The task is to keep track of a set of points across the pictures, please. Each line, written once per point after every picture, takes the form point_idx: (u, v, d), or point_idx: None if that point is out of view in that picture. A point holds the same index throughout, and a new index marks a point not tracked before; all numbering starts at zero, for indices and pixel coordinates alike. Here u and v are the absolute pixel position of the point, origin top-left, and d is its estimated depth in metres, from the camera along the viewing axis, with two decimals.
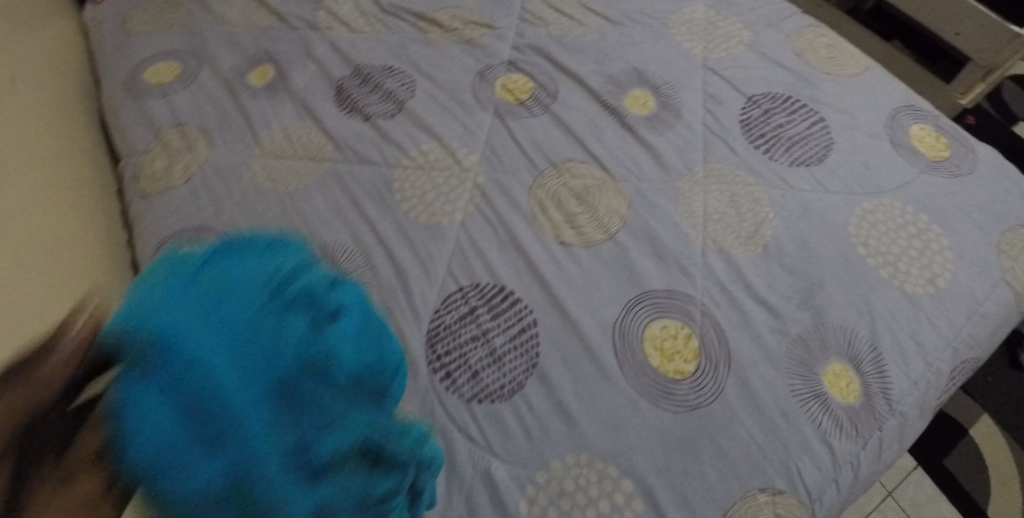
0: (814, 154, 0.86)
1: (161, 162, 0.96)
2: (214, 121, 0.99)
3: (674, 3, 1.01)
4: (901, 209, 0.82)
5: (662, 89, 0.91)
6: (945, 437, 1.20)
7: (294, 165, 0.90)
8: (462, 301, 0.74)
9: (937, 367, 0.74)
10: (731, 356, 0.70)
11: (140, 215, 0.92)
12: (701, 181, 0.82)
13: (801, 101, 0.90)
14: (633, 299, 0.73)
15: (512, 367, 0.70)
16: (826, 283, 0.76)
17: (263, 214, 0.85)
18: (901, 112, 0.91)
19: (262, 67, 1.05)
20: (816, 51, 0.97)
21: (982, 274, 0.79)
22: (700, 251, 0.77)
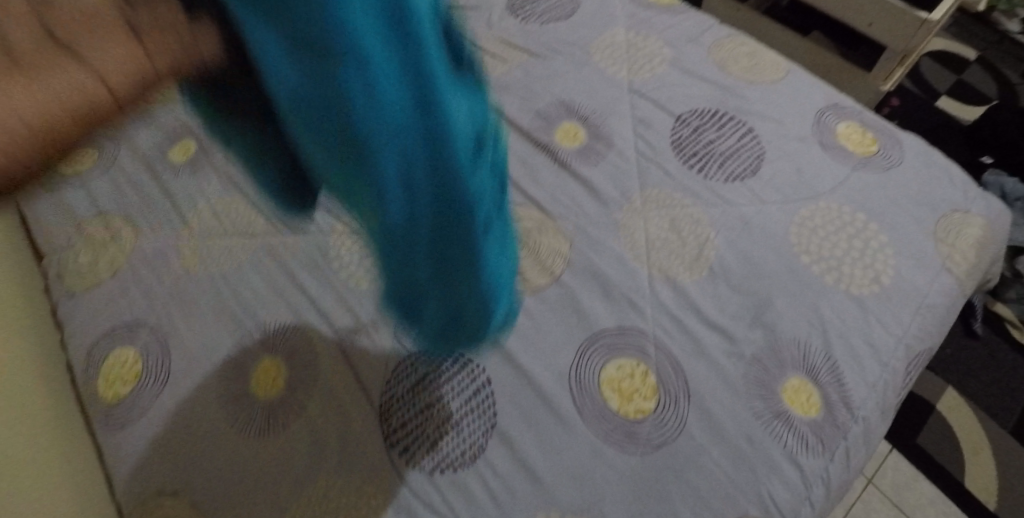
0: (746, 167, 0.85)
1: (85, 257, 0.93)
2: (137, 207, 0.96)
3: (594, 28, 1.01)
4: (838, 209, 0.81)
5: (591, 119, 0.91)
6: (914, 418, 1.21)
7: (226, 245, 0.88)
8: (413, 370, 0.73)
9: (892, 366, 0.73)
10: (689, 388, 0.70)
11: (69, 315, 0.89)
12: (640, 209, 0.82)
13: (727, 113, 0.90)
14: (584, 343, 0.73)
15: (469, 432, 0.70)
16: (775, 298, 0.75)
17: (197, 302, 0.84)
18: (826, 111, 0.90)
19: (182, 142, 1.01)
20: (736, 61, 0.96)
21: (922, 267, 0.78)
22: (646, 282, 0.77)
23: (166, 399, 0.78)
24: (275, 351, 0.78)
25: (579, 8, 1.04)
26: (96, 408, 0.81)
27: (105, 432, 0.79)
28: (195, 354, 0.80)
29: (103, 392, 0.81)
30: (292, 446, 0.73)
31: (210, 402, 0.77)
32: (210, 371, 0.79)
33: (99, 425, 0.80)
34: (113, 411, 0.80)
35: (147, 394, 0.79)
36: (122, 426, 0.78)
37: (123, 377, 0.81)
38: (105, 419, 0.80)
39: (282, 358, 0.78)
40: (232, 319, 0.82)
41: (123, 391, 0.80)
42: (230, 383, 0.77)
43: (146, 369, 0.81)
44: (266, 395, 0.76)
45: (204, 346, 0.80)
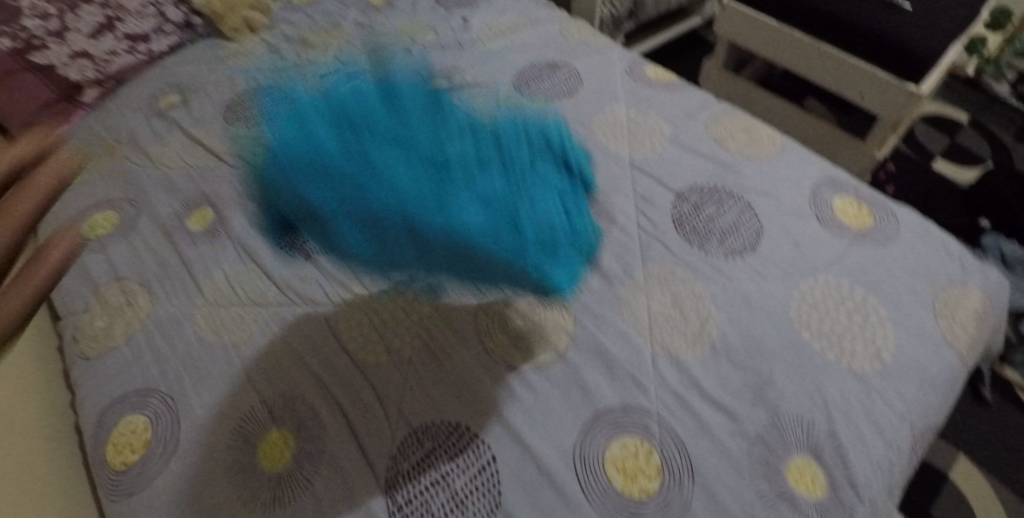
0: (746, 242, 0.87)
1: (101, 321, 0.94)
2: (153, 273, 0.98)
3: (596, 105, 1.06)
4: (835, 285, 0.82)
5: (595, 194, 0.94)
6: (925, 491, 1.14)
7: (238, 313, 0.90)
8: (419, 445, 0.75)
9: (896, 445, 0.73)
10: (693, 467, 0.70)
11: (82, 379, 0.90)
12: (643, 285, 0.84)
13: (727, 189, 0.93)
14: (589, 420, 0.74)
15: (474, 509, 0.70)
16: (776, 375, 0.76)
17: (208, 370, 0.85)
18: (821, 187, 0.93)
19: (200, 210, 1.05)
20: (734, 137, 1.00)
21: (922, 341, 0.79)
22: (649, 358, 0.78)
23: (174, 469, 0.78)
24: (284, 423, 0.79)
25: (582, 86, 1.09)
26: (104, 475, 0.81)
27: (111, 500, 0.79)
28: (203, 425, 0.80)
29: (111, 459, 0.81)
30: None
31: (216, 474, 0.77)
32: (217, 442, 0.79)
33: (106, 494, 0.80)
34: (120, 479, 0.80)
35: (153, 464, 0.79)
36: (127, 496, 0.78)
37: (133, 445, 0.81)
38: (112, 487, 0.80)
39: (290, 431, 0.78)
40: (240, 389, 0.82)
41: (132, 459, 0.80)
42: (237, 454, 0.77)
43: (155, 438, 0.81)
44: (272, 469, 0.76)
45: (212, 416, 0.81)
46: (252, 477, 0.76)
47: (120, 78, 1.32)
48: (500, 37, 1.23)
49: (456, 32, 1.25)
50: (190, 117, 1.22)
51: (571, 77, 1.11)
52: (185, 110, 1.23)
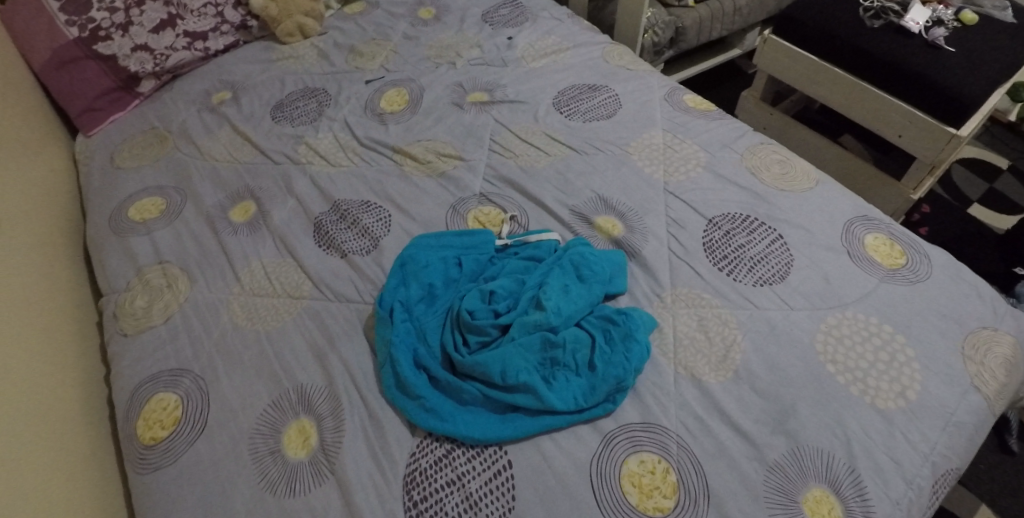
0: (775, 273, 0.87)
1: (141, 300, 0.97)
2: (194, 259, 1.01)
3: (634, 129, 1.08)
4: (863, 320, 0.82)
5: (628, 215, 0.96)
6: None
7: (272, 303, 0.93)
8: (437, 444, 0.76)
9: (917, 483, 0.72)
10: (710, 490, 0.71)
11: (119, 354, 0.92)
12: (670, 306, 0.85)
13: (759, 219, 0.94)
14: (607, 435, 0.75)
15: (487, 512, 0.71)
16: (799, 406, 0.76)
17: (241, 356, 0.88)
18: (855, 223, 0.93)
19: (243, 203, 1.09)
20: (768, 168, 1.01)
21: (950, 384, 0.78)
22: (672, 378, 0.79)
23: (200, 448, 0.80)
24: (309, 413, 0.81)
25: (621, 109, 1.11)
26: (133, 448, 0.83)
27: (137, 473, 0.81)
28: (232, 408, 0.83)
29: (141, 433, 0.83)
30: (310, 511, 0.74)
31: (241, 457, 0.79)
32: (244, 425, 0.81)
33: (133, 466, 0.82)
34: (149, 453, 0.81)
35: (181, 441, 0.81)
36: (154, 470, 0.80)
37: (163, 421, 0.83)
38: (140, 461, 0.82)
39: (315, 421, 0.80)
40: (270, 376, 0.85)
41: (161, 435, 0.82)
42: (261, 440, 0.80)
43: (185, 416, 0.83)
44: (295, 456, 0.78)
45: (242, 400, 0.83)
46: (275, 462, 0.78)
47: (175, 72, 1.37)
48: (543, 56, 1.26)
49: (501, 49, 1.29)
50: (240, 113, 1.26)
51: (610, 100, 1.13)
52: (235, 107, 1.28)
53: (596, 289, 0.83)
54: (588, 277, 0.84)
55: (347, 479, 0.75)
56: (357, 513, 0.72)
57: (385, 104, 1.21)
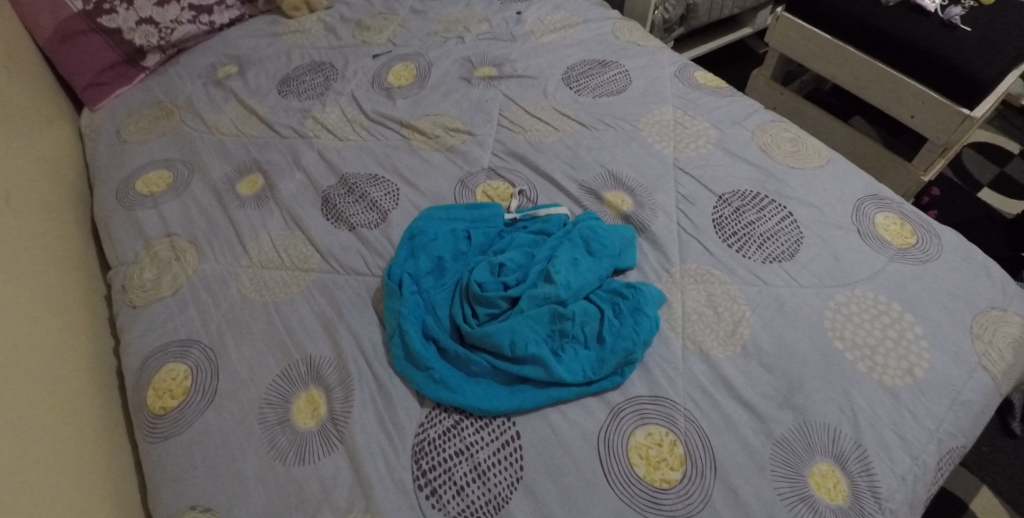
0: (785, 249, 0.87)
1: (150, 273, 0.97)
2: (202, 231, 1.01)
3: (644, 105, 1.07)
4: (873, 298, 0.82)
5: (638, 191, 0.95)
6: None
7: (281, 275, 0.93)
8: (446, 415, 0.76)
9: (923, 460, 0.72)
10: (716, 462, 0.71)
11: (128, 326, 0.93)
12: (678, 282, 0.85)
13: (769, 196, 0.93)
14: (615, 408, 0.75)
15: (495, 482, 0.72)
16: (806, 381, 0.76)
17: (250, 328, 0.88)
18: (865, 202, 0.93)
19: (250, 176, 1.09)
20: (779, 146, 1.00)
21: (957, 362, 0.78)
22: (680, 352, 0.79)
23: (210, 418, 0.81)
24: (318, 383, 0.81)
25: (631, 85, 1.10)
26: (143, 418, 0.83)
27: (147, 442, 0.82)
28: (241, 379, 0.83)
29: (151, 403, 0.84)
30: (319, 480, 0.74)
31: (251, 427, 0.79)
32: (254, 396, 0.81)
33: (143, 435, 0.83)
34: (159, 423, 0.82)
35: (191, 411, 0.82)
36: (164, 439, 0.81)
37: (173, 391, 0.84)
38: (150, 430, 0.82)
39: (323, 391, 0.81)
40: (279, 347, 0.85)
41: (170, 405, 0.83)
42: (270, 409, 0.80)
43: (195, 386, 0.84)
44: (304, 425, 0.78)
45: (251, 370, 0.84)
46: (285, 432, 0.78)
47: (180, 46, 1.37)
48: (552, 31, 1.24)
49: (510, 24, 1.27)
50: (246, 87, 1.25)
51: (621, 75, 1.12)
52: (241, 81, 1.27)
53: (605, 263, 0.83)
54: (598, 251, 0.84)
55: (357, 448, 0.75)
56: (366, 481, 0.73)
57: (393, 79, 1.20)
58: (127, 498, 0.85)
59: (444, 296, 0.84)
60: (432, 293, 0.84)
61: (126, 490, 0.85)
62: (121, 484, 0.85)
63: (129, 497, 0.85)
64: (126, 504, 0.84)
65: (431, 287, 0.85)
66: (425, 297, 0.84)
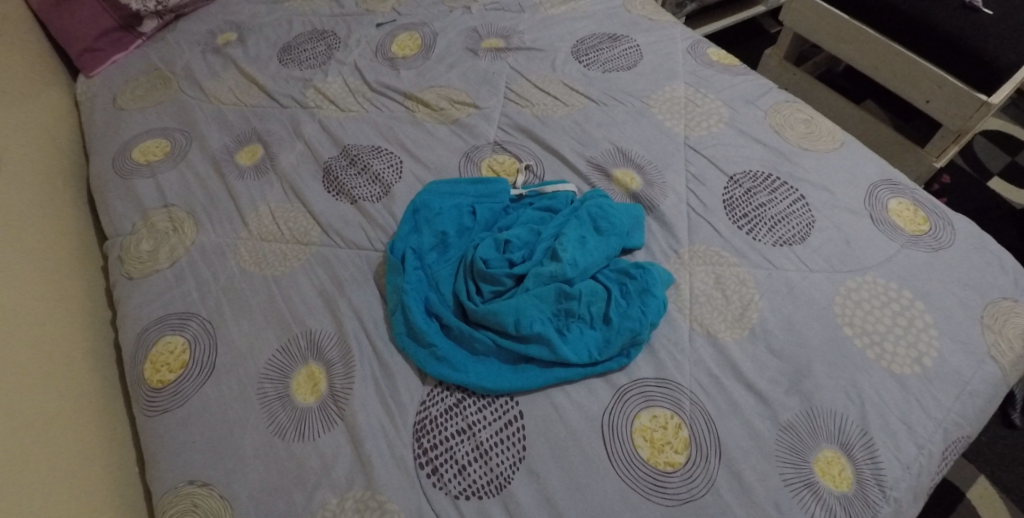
0: (796, 233, 0.85)
1: (147, 244, 0.95)
2: (200, 202, 0.99)
3: (655, 81, 1.04)
4: (884, 284, 0.80)
5: (647, 169, 0.93)
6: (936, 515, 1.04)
7: (280, 248, 0.91)
8: (448, 393, 0.75)
9: (928, 449, 0.71)
10: (722, 446, 0.70)
11: (125, 298, 0.91)
12: (687, 263, 0.84)
13: (781, 178, 0.91)
14: (620, 390, 0.74)
15: (498, 461, 0.71)
16: (814, 367, 0.75)
17: (249, 301, 0.86)
18: (878, 187, 0.90)
19: (250, 146, 1.06)
20: (793, 127, 0.97)
21: (967, 351, 0.76)
22: (687, 335, 0.78)
23: (208, 392, 0.79)
24: (318, 359, 0.80)
25: (642, 61, 1.08)
26: (140, 391, 0.82)
27: (145, 416, 0.81)
28: (240, 353, 0.82)
29: (149, 376, 0.82)
30: (319, 457, 0.73)
31: (249, 401, 0.78)
32: (253, 370, 0.80)
33: (141, 409, 0.81)
34: (157, 396, 0.81)
35: (189, 385, 0.80)
36: (162, 413, 0.80)
37: (170, 364, 0.82)
38: (148, 404, 0.81)
39: (323, 367, 0.79)
40: (279, 321, 0.84)
41: (168, 378, 0.81)
42: (270, 384, 0.79)
43: (193, 360, 0.82)
44: (304, 401, 0.77)
45: (250, 344, 0.82)
46: (284, 407, 0.77)
47: (179, 11, 1.32)
48: (562, 3, 1.21)
49: None
50: (246, 55, 1.22)
51: (632, 50, 1.09)
52: (241, 49, 1.24)
53: (613, 243, 0.82)
54: (606, 230, 0.82)
55: (357, 424, 0.74)
56: (366, 458, 0.72)
57: (397, 49, 1.17)
58: (125, 470, 0.83)
59: (447, 272, 0.82)
60: (434, 268, 0.82)
61: (124, 462, 0.84)
62: (118, 456, 0.84)
63: (128, 469, 0.84)
64: (124, 477, 0.82)
65: (434, 262, 0.83)
66: (429, 273, 0.82)
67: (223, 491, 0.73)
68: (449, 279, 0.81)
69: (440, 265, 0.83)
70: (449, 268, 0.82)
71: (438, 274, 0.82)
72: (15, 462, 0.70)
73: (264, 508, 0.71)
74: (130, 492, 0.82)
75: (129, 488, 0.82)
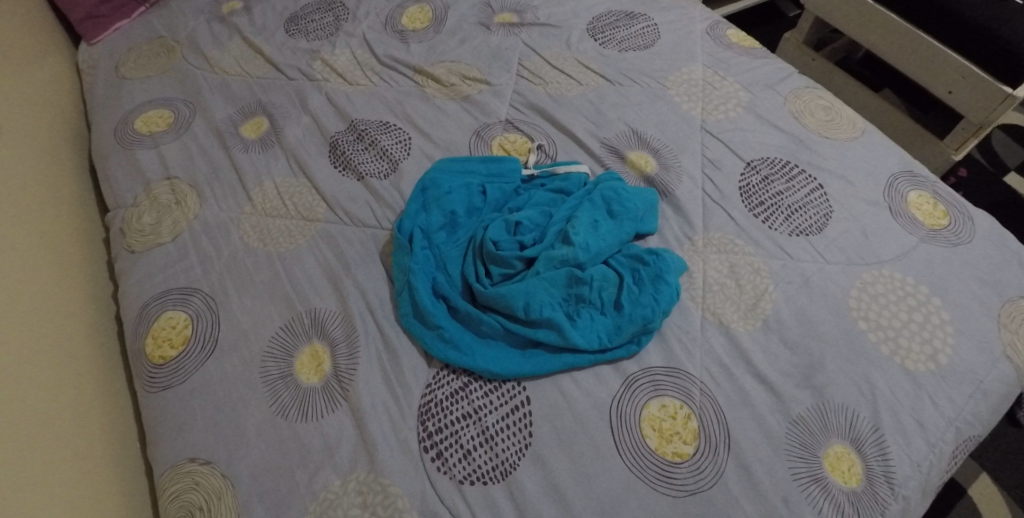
0: (813, 223, 0.83)
1: (149, 217, 0.93)
2: (204, 175, 0.97)
3: (672, 62, 1.01)
4: (901, 279, 0.78)
5: (662, 152, 0.91)
6: (937, 511, 1.02)
7: (284, 224, 0.89)
8: (454, 376, 0.74)
9: (939, 448, 0.70)
10: (731, 438, 0.69)
11: (127, 271, 0.89)
12: (700, 251, 0.82)
13: (799, 166, 0.88)
14: (629, 378, 0.73)
15: (503, 447, 0.70)
16: (827, 361, 0.73)
17: (253, 277, 0.85)
18: (898, 178, 0.87)
19: (255, 119, 1.04)
20: (813, 114, 0.94)
21: (982, 349, 0.74)
22: (698, 324, 0.76)
23: (210, 370, 0.78)
24: (322, 338, 0.79)
25: (660, 40, 1.04)
26: (142, 367, 0.81)
27: (146, 392, 0.80)
28: (243, 330, 0.80)
29: (150, 351, 0.81)
30: (322, 438, 0.72)
31: (252, 380, 0.77)
32: (256, 348, 0.79)
33: (142, 385, 0.80)
34: (159, 372, 0.79)
35: (191, 361, 0.79)
36: (163, 389, 0.79)
37: (172, 340, 0.81)
38: (149, 379, 0.80)
39: (327, 347, 0.78)
40: (283, 299, 0.82)
41: (170, 354, 0.80)
42: (273, 363, 0.77)
43: (195, 336, 0.81)
44: (307, 381, 0.76)
45: (253, 321, 0.81)
46: (287, 386, 0.76)
47: None
48: None
49: None
50: (252, 24, 1.19)
51: (649, 29, 1.06)
52: (247, 18, 1.20)
53: (627, 227, 0.80)
54: (619, 214, 0.80)
55: (361, 406, 0.73)
56: (370, 440, 0.71)
57: (407, 21, 1.14)
58: (126, 446, 0.82)
59: (455, 252, 0.80)
60: (442, 248, 0.81)
61: (125, 439, 0.83)
62: (119, 431, 0.82)
63: (129, 445, 0.83)
64: (124, 453, 0.81)
65: (442, 242, 0.81)
66: (438, 252, 0.80)
67: (225, 470, 0.72)
68: (457, 259, 0.80)
69: (449, 245, 0.81)
70: (457, 248, 0.81)
71: (447, 254, 0.80)
72: (15, 435, 0.69)
73: (266, 489, 0.70)
74: (130, 469, 0.81)
75: (129, 465, 0.81)
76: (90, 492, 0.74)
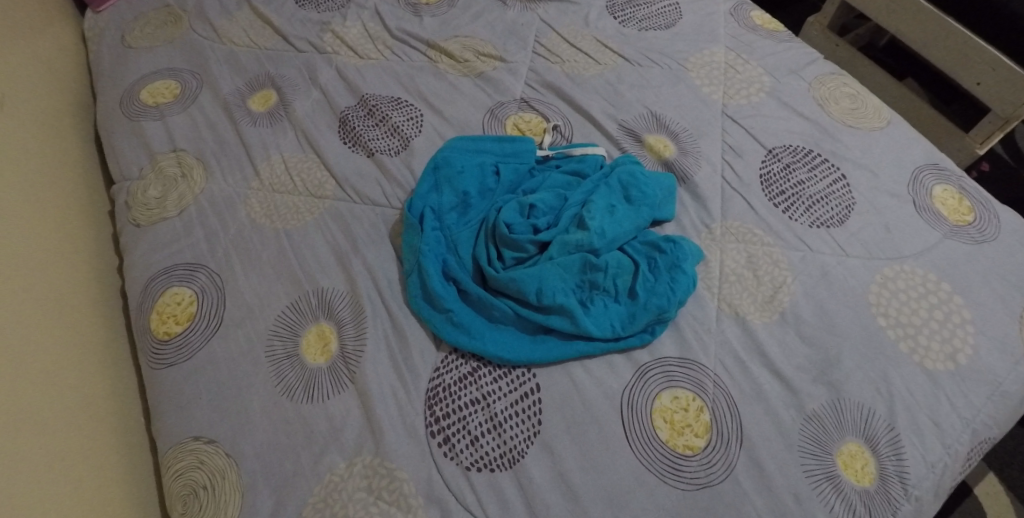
0: (834, 215, 0.81)
1: (154, 190, 0.92)
2: (210, 148, 0.95)
3: (694, 44, 0.98)
4: (922, 275, 0.76)
5: (681, 137, 0.88)
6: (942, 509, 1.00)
7: (292, 200, 0.88)
8: (462, 361, 0.72)
9: (955, 449, 0.68)
10: (743, 432, 0.68)
11: (132, 246, 0.88)
12: (718, 240, 0.80)
13: (822, 155, 0.86)
14: (641, 368, 0.71)
15: (511, 435, 0.68)
16: (844, 357, 0.71)
17: (259, 255, 0.83)
18: (923, 171, 0.85)
19: (263, 92, 1.01)
20: (837, 101, 0.91)
21: (1004, 350, 0.72)
22: (714, 315, 0.75)
23: (215, 347, 0.77)
24: (328, 318, 0.77)
25: (681, 20, 1.01)
26: (146, 343, 0.80)
27: (151, 368, 0.78)
28: (249, 308, 0.79)
29: (155, 327, 0.80)
30: (327, 420, 0.71)
31: (258, 359, 0.75)
32: (262, 327, 0.77)
33: (148, 360, 0.79)
34: (163, 349, 0.78)
35: (195, 338, 0.78)
36: (169, 366, 0.77)
37: (177, 316, 0.80)
38: (154, 356, 0.79)
39: (334, 327, 0.77)
40: (290, 277, 0.81)
41: (175, 330, 0.79)
42: (279, 343, 0.76)
43: (200, 313, 0.79)
44: (313, 361, 0.74)
45: (260, 299, 0.79)
46: (292, 366, 0.74)
47: None
48: None
49: None
50: None
51: (670, 8, 1.03)
52: None
53: (644, 213, 0.78)
54: (636, 200, 0.79)
55: (368, 389, 0.71)
56: (375, 424, 0.70)
57: None
58: (131, 423, 0.81)
59: (466, 235, 0.78)
60: (453, 230, 0.79)
61: (129, 414, 0.82)
62: (123, 407, 0.81)
63: (133, 420, 0.82)
64: (128, 429, 0.80)
65: (455, 223, 0.79)
66: (451, 234, 0.79)
67: (229, 449, 0.71)
68: (469, 242, 0.78)
69: (461, 227, 0.79)
70: (469, 231, 0.79)
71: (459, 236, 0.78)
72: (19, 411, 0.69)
73: (269, 470, 0.69)
74: (135, 445, 0.80)
75: (134, 441, 0.80)
76: (93, 469, 0.73)
